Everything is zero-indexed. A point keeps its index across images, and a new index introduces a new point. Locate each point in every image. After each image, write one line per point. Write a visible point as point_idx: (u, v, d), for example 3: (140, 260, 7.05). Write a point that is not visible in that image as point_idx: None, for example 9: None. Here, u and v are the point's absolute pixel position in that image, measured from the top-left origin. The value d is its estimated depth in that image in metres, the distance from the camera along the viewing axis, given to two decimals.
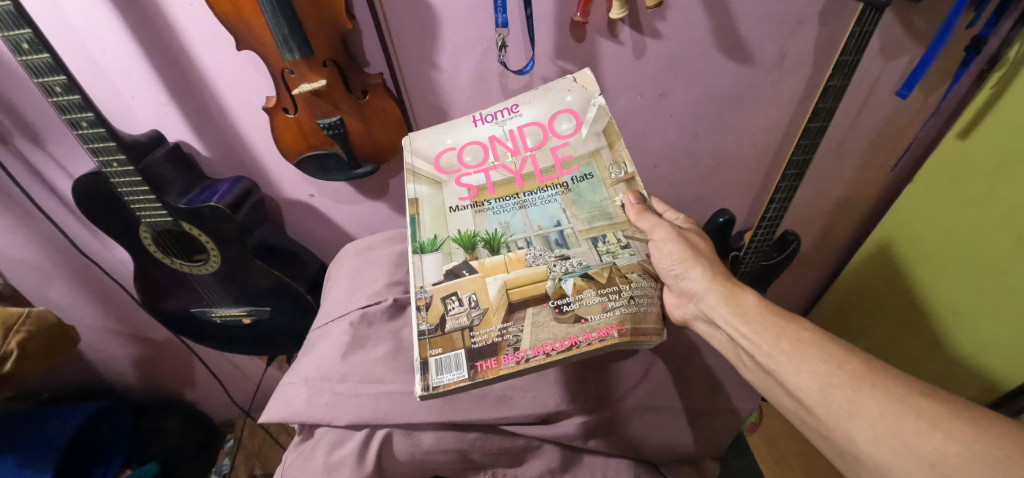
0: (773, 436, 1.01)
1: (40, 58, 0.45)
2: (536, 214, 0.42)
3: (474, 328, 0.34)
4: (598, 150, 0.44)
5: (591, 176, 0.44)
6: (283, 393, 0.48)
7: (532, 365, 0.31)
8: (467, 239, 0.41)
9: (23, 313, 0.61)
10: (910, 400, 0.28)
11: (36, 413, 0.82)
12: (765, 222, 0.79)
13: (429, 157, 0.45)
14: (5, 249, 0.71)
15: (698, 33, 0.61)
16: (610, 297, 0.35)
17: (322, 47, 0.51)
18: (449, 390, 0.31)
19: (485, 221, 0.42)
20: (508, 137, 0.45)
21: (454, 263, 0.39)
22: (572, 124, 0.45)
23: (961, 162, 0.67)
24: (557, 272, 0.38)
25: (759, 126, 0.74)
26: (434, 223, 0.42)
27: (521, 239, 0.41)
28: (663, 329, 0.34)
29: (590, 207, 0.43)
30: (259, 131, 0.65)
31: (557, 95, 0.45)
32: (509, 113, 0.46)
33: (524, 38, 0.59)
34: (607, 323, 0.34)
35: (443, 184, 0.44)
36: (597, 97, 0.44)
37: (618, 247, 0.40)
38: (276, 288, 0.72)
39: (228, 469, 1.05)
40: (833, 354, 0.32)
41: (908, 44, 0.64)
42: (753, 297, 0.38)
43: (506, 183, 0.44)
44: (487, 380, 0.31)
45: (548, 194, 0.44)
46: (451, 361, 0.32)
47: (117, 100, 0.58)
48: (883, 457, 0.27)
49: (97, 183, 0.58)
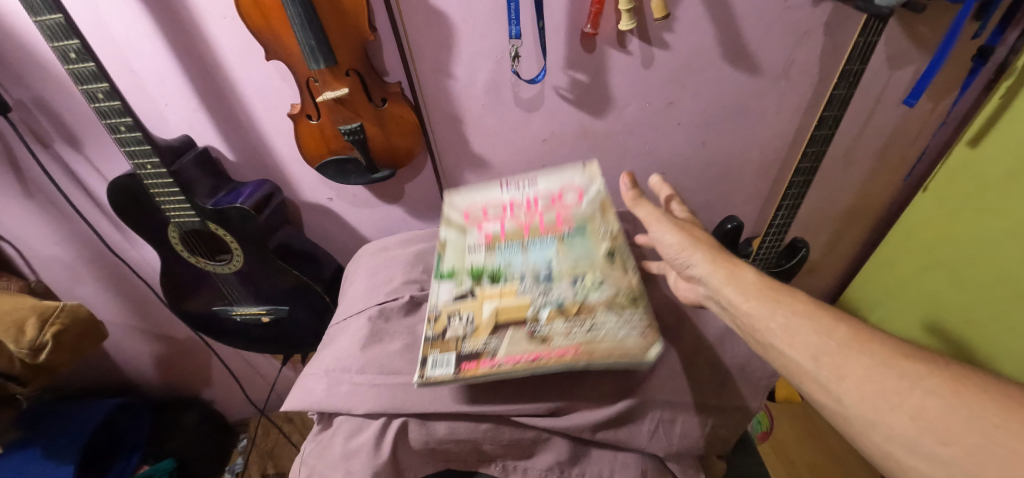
0: (786, 446, 1.00)
1: (86, 67, 0.49)
2: (535, 256, 0.50)
3: (466, 337, 0.42)
4: (593, 215, 0.54)
5: (584, 231, 0.53)
6: (304, 383, 0.49)
7: (505, 369, 0.38)
8: (476, 272, 0.49)
9: (58, 306, 0.64)
10: (893, 362, 0.27)
11: (59, 407, 0.85)
12: (774, 227, 0.81)
13: (460, 211, 0.57)
14: (40, 247, 0.74)
15: (706, 43, 0.63)
16: (575, 325, 0.41)
17: (345, 58, 0.54)
18: (436, 381, 0.38)
19: (493, 258, 0.51)
20: (524, 200, 0.57)
21: (463, 288, 0.48)
22: (576, 197, 0.56)
23: (972, 167, 0.68)
24: (538, 302, 0.44)
25: (768, 134, 0.76)
26: (454, 256, 0.52)
27: (518, 273, 0.48)
28: (653, 341, 0.39)
29: (579, 253, 0.50)
30: (284, 137, 0.68)
31: (569, 176, 0.58)
32: (528, 183, 0.58)
33: (536, 48, 0.61)
34: (566, 346, 0.39)
35: (467, 230, 0.55)
36: (599, 183, 0.56)
37: (591, 286, 0.46)
38: (295, 288, 0.75)
39: (241, 468, 1.07)
40: (822, 322, 0.31)
41: (913, 54, 0.66)
42: (753, 274, 0.37)
43: (516, 233, 0.54)
44: (465, 378, 0.38)
45: (547, 242, 0.52)
46: (443, 360, 0.40)
47: (152, 107, 0.62)
48: (868, 415, 0.27)
49: (132, 184, 0.61)
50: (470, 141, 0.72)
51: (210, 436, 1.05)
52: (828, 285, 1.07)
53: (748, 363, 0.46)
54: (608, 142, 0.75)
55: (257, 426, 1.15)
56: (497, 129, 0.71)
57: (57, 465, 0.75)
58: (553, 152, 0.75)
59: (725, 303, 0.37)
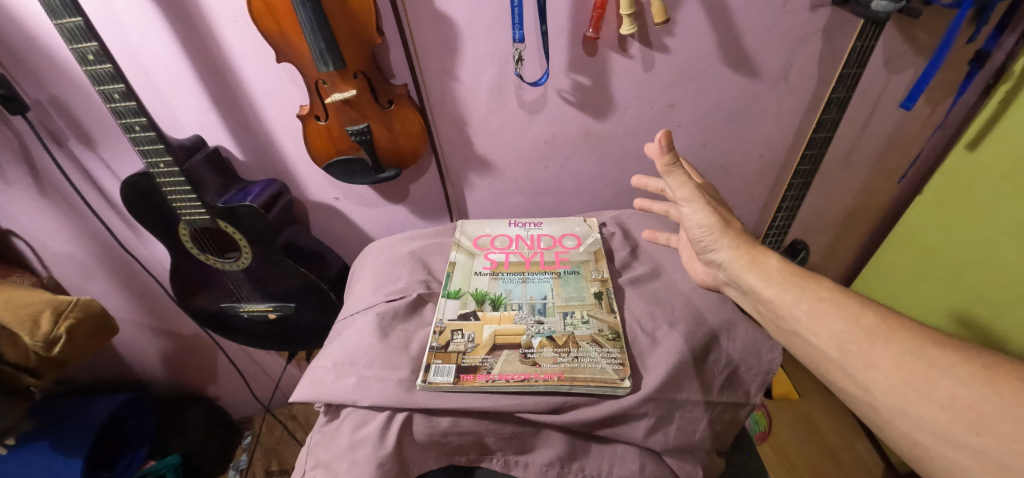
0: (786, 448, 1.01)
1: (103, 68, 0.50)
2: (532, 288, 0.55)
3: (466, 353, 0.47)
4: (586, 260, 0.58)
5: (577, 272, 0.56)
6: (312, 374, 0.49)
7: (497, 386, 0.43)
8: (480, 295, 0.54)
9: (72, 300, 0.66)
10: (923, 350, 0.31)
11: (69, 402, 0.87)
12: (774, 229, 0.83)
13: (472, 237, 0.63)
14: (53, 244, 0.76)
15: (706, 47, 0.64)
16: (561, 354, 0.46)
17: (353, 61, 0.55)
18: (438, 387, 0.43)
19: (496, 285, 0.55)
20: (528, 238, 0.63)
21: (467, 308, 0.52)
22: (574, 242, 0.62)
23: (970, 171, 0.69)
24: (531, 330, 0.49)
25: (767, 137, 0.77)
26: (461, 278, 0.57)
27: (516, 303, 0.52)
28: (624, 377, 0.43)
29: (572, 290, 0.54)
30: (292, 138, 0.70)
31: (571, 224, 0.65)
32: (534, 225, 0.65)
33: (539, 52, 0.63)
34: (553, 370, 0.44)
35: (475, 255, 0.60)
36: (596, 234, 0.62)
37: (579, 321, 0.50)
38: (302, 285, 0.76)
39: (245, 465, 1.08)
40: (851, 312, 0.36)
41: (910, 58, 0.67)
42: (775, 261, 0.42)
43: (518, 264, 0.59)
44: (465, 387, 0.43)
45: (544, 276, 0.56)
46: (445, 369, 0.45)
47: (164, 107, 0.63)
48: (895, 401, 0.31)
49: (145, 182, 0.62)
50: (474, 142, 0.74)
51: (215, 432, 1.07)
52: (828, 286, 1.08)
53: (743, 361, 0.46)
54: (610, 144, 0.76)
55: (261, 423, 1.17)
56: (501, 131, 0.73)
57: (66, 460, 0.76)
58: (556, 153, 0.77)
59: (747, 286, 0.43)
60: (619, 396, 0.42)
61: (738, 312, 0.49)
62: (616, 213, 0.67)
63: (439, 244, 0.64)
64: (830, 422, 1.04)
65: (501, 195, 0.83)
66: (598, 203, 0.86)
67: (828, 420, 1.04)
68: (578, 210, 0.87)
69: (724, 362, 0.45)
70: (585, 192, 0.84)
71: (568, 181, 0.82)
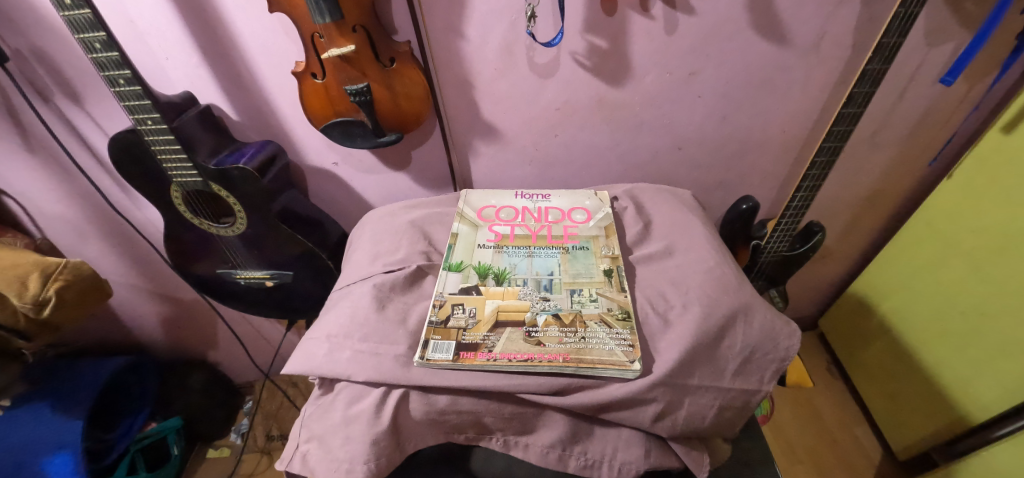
0: (784, 428, 1.05)
1: (81, 14, 0.45)
2: (539, 263, 0.52)
3: (467, 329, 0.44)
4: (597, 235, 0.55)
5: (586, 248, 0.54)
6: (305, 347, 0.46)
7: (497, 365, 0.41)
8: (483, 269, 0.51)
9: (61, 263, 0.64)
10: None
11: (71, 363, 0.87)
12: (791, 210, 0.77)
13: (476, 208, 0.60)
14: (43, 203, 0.74)
15: (734, 9, 0.59)
16: (567, 333, 0.43)
17: (351, 12, 0.50)
18: (435, 364, 0.41)
19: (500, 259, 0.53)
20: (536, 211, 0.60)
21: (469, 283, 0.49)
22: (584, 216, 0.59)
23: (1002, 157, 0.65)
24: (536, 307, 0.46)
25: (792, 111, 0.72)
26: (463, 250, 0.54)
27: (521, 278, 0.50)
28: (635, 360, 0.40)
29: (580, 266, 0.51)
30: (288, 98, 0.65)
31: (580, 198, 0.61)
32: (542, 197, 0.62)
33: (553, 9, 0.57)
34: (558, 351, 0.42)
35: (479, 227, 0.57)
36: (607, 207, 0.59)
37: (587, 299, 0.47)
38: (300, 254, 0.74)
39: (246, 428, 1.13)
40: None
41: (955, 30, 0.60)
42: None
43: (524, 237, 0.56)
44: (464, 365, 0.41)
45: (552, 251, 0.54)
46: (443, 345, 0.42)
47: (152, 61, 0.59)
48: None
49: (131, 140, 0.59)
50: (480, 107, 0.69)
51: (216, 397, 1.08)
52: (837, 270, 1.05)
53: (759, 346, 0.42)
54: (624, 114, 0.71)
55: (262, 389, 1.18)
56: (508, 95, 0.68)
57: (66, 420, 0.76)
58: (567, 122, 0.72)
59: None
60: (628, 379, 0.40)
61: (754, 295, 0.46)
62: (629, 187, 0.64)
63: (441, 214, 0.61)
64: (830, 407, 1.08)
65: (507, 164, 0.79)
66: (609, 176, 0.82)
67: (828, 405, 1.09)
68: (587, 183, 0.83)
69: (739, 347, 0.42)
70: (595, 165, 0.80)
71: (576, 153, 0.78)
